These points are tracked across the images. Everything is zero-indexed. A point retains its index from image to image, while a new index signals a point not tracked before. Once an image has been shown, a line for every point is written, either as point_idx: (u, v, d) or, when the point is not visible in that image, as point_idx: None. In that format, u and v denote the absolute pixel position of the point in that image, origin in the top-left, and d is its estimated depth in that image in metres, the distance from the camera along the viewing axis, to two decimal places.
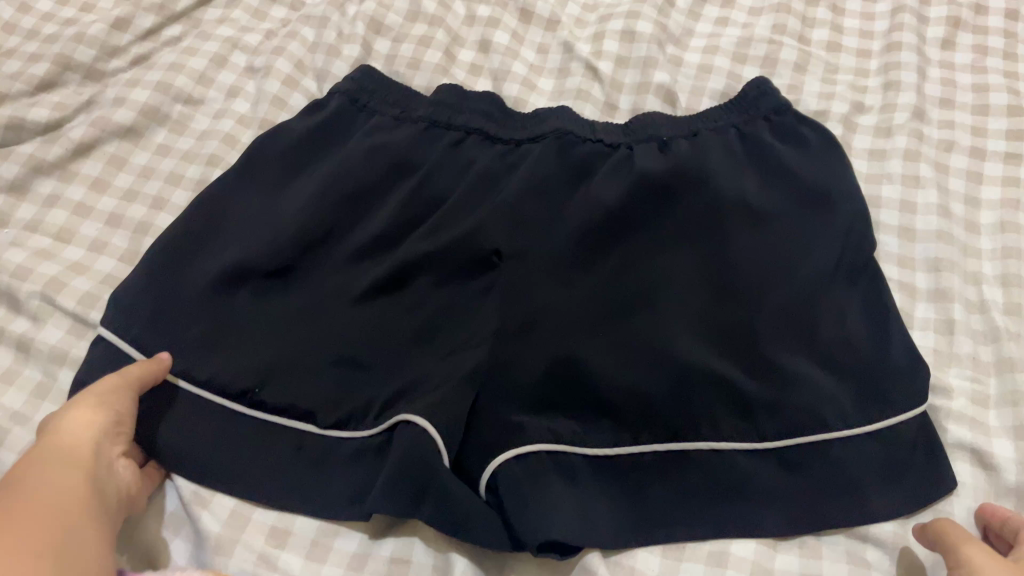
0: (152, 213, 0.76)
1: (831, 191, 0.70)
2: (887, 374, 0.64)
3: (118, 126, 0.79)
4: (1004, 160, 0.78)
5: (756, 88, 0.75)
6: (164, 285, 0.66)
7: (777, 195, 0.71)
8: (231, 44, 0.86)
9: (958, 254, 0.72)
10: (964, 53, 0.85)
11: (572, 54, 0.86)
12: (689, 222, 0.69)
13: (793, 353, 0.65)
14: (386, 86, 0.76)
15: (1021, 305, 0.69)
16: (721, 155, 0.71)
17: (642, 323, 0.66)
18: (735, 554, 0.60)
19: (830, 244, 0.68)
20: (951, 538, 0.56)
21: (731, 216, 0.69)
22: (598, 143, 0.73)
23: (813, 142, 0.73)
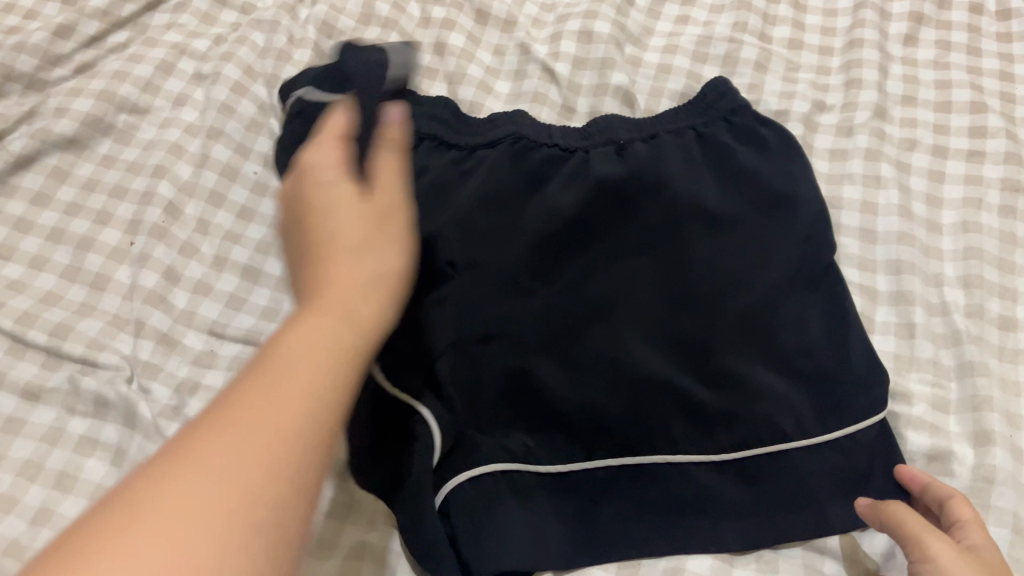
0: (95, 228, 0.74)
1: (791, 193, 0.69)
2: (844, 382, 0.63)
3: (59, 138, 0.77)
4: (967, 158, 0.76)
5: (713, 88, 0.72)
6: None
7: (738, 198, 0.69)
8: (179, 50, 0.84)
9: (920, 256, 0.71)
10: (927, 49, 0.84)
11: (529, 56, 0.84)
12: (650, 230, 0.67)
13: (752, 363, 0.63)
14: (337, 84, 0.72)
15: (981, 308, 0.68)
16: (679, 161, 0.69)
17: (602, 337, 0.64)
18: (692, 569, 0.60)
19: (791, 250, 0.67)
20: (905, 525, 0.53)
21: (692, 225, 0.67)
22: (554, 148, 0.71)
23: (772, 142, 0.71)
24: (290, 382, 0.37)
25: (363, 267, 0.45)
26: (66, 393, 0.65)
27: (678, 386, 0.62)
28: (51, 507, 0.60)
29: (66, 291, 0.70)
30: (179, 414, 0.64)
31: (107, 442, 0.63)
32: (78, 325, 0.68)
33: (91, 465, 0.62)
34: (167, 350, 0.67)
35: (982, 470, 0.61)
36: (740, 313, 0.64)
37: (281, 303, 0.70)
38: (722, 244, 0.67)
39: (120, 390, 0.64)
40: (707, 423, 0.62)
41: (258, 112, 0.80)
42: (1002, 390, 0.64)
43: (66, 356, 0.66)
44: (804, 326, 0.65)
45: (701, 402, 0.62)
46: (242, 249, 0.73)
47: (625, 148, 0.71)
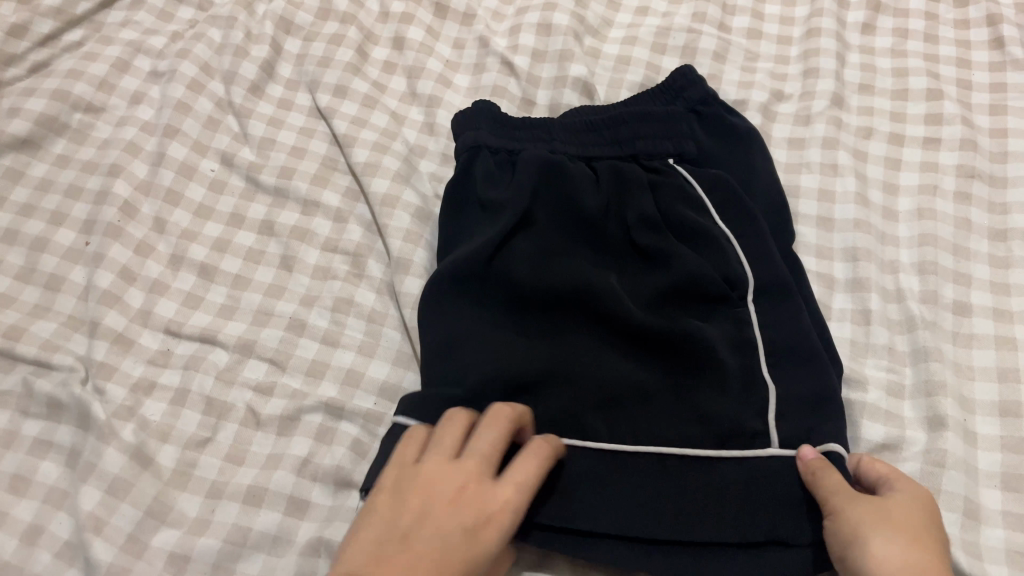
0: (50, 229, 0.73)
1: (750, 184, 0.68)
2: (807, 364, 0.58)
3: (12, 138, 0.76)
4: (923, 145, 0.77)
5: (682, 77, 0.71)
6: (528, 238, 0.64)
7: (699, 174, 0.66)
8: (135, 48, 0.83)
9: (876, 243, 0.71)
10: (884, 37, 0.84)
11: (488, 49, 0.84)
12: (608, 215, 0.65)
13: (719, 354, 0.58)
14: (486, 119, 0.68)
15: (936, 293, 0.68)
16: (644, 142, 0.66)
17: (558, 334, 0.61)
18: None
19: (755, 227, 0.64)
20: (823, 486, 0.51)
21: (650, 208, 0.64)
22: (566, 171, 0.65)
23: (738, 131, 0.71)
24: None
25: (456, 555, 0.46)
26: (19, 395, 0.64)
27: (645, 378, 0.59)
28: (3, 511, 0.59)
29: (20, 293, 0.70)
30: (134, 414, 0.63)
31: (61, 443, 0.63)
32: (31, 326, 0.67)
33: (46, 468, 0.62)
34: (122, 351, 0.66)
35: (935, 454, 0.61)
36: (716, 315, 0.61)
37: (238, 300, 0.70)
38: (690, 237, 0.64)
39: (73, 391, 0.63)
40: (675, 412, 0.58)
41: (215, 107, 0.80)
42: (956, 375, 0.65)
43: (20, 359, 0.66)
44: (782, 308, 0.61)
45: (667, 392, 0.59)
46: (199, 247, 0.72)
47: (592, 154, 0.67)
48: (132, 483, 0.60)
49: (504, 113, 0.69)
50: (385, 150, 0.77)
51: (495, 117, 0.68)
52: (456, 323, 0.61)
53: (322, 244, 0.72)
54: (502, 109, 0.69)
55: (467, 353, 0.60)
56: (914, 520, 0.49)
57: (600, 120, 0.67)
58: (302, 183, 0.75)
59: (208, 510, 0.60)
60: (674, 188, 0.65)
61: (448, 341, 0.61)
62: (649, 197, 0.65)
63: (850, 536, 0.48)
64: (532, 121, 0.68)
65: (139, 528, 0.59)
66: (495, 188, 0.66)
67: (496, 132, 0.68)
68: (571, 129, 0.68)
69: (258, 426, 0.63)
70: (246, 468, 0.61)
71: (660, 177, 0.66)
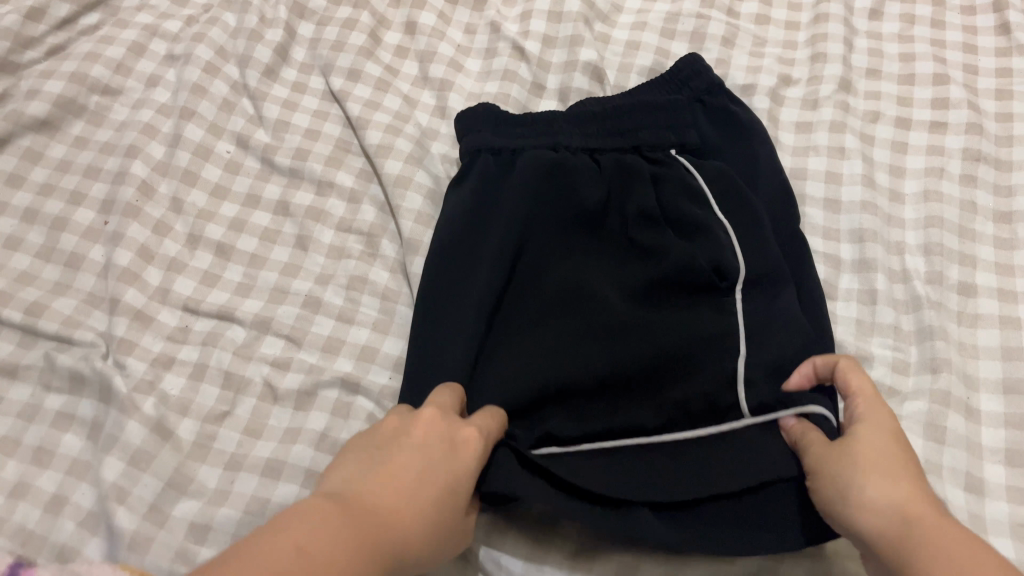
0: (69, 208, 0.74)
1: (755, 176, 0.69)
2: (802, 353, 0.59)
3: (31, 120, 0.78)
4: (929, 129, 0.78)
5: (690, 64, 0.72)
6: (532, 240, 0.65)
7: (700, 163, 0.67)
8: (150, 32, 0.84)
9: (882, 225, 0.72)
10: (891, 23, 0.85)
11: (499, 34, 0.85)
12: (609, 210, 0.66)
13: (711, 346, 0.59)
14: (492, 119, 0.69)
15: (941, 274, 0.69)
16: (647, 132, 0.68)
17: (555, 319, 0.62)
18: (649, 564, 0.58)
19: (758, 220, 0.64)
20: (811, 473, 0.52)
21: (652, 203, 0.65)
22: (570, 167, 0.66)
23: (744, 122, 0.71)
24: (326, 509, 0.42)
25: (437, 464, 0.48)
26: (41, 370, 0.65)
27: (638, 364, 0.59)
28: (27, 481, 0.61)
29: (41, 271, 0.71)
30: (154, 388, 0.64)
31: (83, 417, 0.64)
32: (52, 303, 0.69)
33: (68, 440, 0.63)
34: (141, 327, 0.67)
35: (940, 430, 0.62)
36: (706, 305, 0.62)
37: (255, 279, 0.71)
38: (689, 230, 0.64)
39: (94, 365, 0.65)
40: (668, 399, 0.58)
41: (230, 90, 0.81)
42: (960, 353, 0.66)
43: (42, 334, 0.67)
44: (777, 293, 0.62)
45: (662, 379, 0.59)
46: (216, 226, 0.74)
47: (593, 149, 0.68)
48: (153, 455, 0.61)
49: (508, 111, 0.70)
50: (397, 132, 0.78)
51: (502, 116, 0.70)
52: (456, 328, 0.61)
53: (337, 224, 0.73)
54: (502, 112, 0.70)
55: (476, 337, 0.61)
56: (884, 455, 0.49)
57: (599, 120, 0.69)
58: (317, 164, 0.76)
59: (227, 482, 0.61)
60: (676, 180, 0.66)
61: (449, 343, 0.61)
62: (652, 190, 0.66)
63: (834, 496, 0.49)
64: (532, 122, 0.69)
65: (160, 498, 0.60)
66: (498, 193, 0.67)
67: (499, 133, 0.69)
68: (570, 129, 0.68)
69: (275, 401, 0.64)
70: (264, 442, 0.63)
71: (661, 170, 0.67)
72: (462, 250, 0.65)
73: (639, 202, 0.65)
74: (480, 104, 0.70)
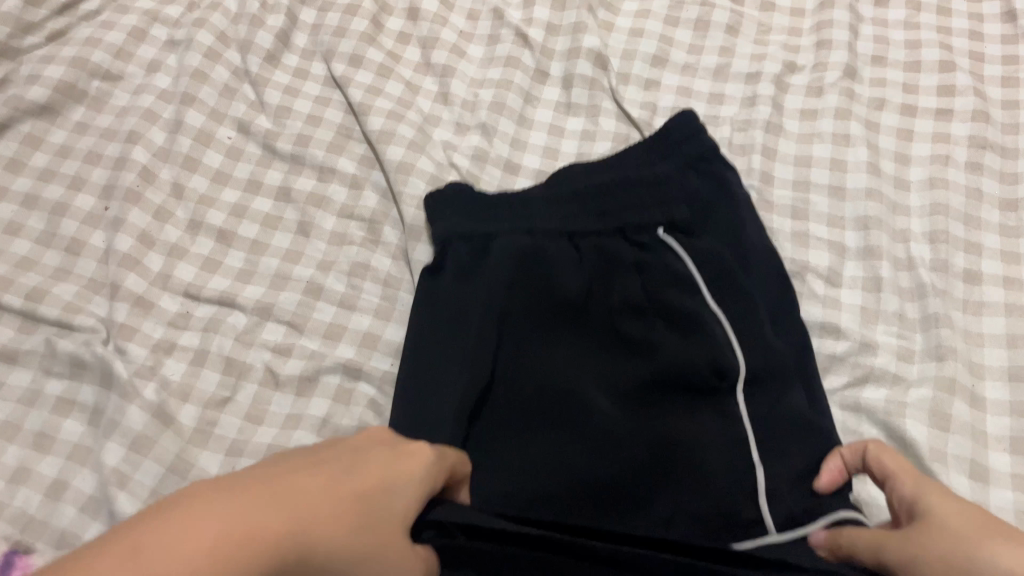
0: (69, 194, 0.74)
1: (749, 248, 0.63)
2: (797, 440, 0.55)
3: (32, 105, 0.77)
4: (935, 117, 0.77)
5: (682, 124, 0.67)
6: (511, 337, 0.62)
7: (690, 245, 0.62)
8: (151, 17, 0.84)
9: (887, 213, 0.71)
10: (897, 9, 0.84)
11: (502, 21, 0.84)
12: (592, 296, 0.62)
13: (707, 452, 0.55)
14: (464, 202, 0.67)
15: (947, 262, 0.69)
16: (634, 210, 0.63)
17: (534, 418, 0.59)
18: None
19: (748, 306, 0.59)
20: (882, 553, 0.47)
21: (637, 295, 0.61)
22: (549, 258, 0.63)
23: (733, 189, 0.65)
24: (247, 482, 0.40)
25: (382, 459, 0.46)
26: (42, 355, 0.65)
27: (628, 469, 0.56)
28: (28, 466, 0.60)
29: (42, 256, 0.71)
30: (155, 373, 0.64)
31: (84, 402, 0.64)
32: (53, 288, 0.68)
33: (69, 425, 0.63)
34: (142, 312, 0.67)
35: (944, 418, 0.62)
36: (704, 410, 0.57)
37: (256, 265, 0.71)
38: (680, 323, 0.60)
39: (96, 351, 0.64)
40: (667, 510, 0.54)
41: (231, 76, 0.80)
42: (965, 341, 0.65)
43: (42, 319, 0.67)
44: (771, 388, 0.57)
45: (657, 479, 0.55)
46: (217, 212, 0.73)
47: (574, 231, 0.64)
48: (154, 440, 0.61)
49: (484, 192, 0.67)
50: (400, 118, 0.77)
51: (474, 197, 0.67)
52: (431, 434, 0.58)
53: (338, 211, 0.73)
54: (477, 194, 0.67)
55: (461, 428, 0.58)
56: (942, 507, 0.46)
57: (579, 198, 0.64)
58: (319, 151, 0.76)
59: (228, 468, 0.60)
60: (663, 269, 0.62)
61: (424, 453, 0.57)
62: (636, 278, 0.62)
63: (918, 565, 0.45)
64: (507, 203, 0.65)
65: (162, 484, 0.59)
66: (474, 282, 0.63)
67: (468, 219, 0.66)
68: (549, 209, 0.64)
69: (277, 387, 0.64)
70: (266, 428, 0.62)
71: (646, 257, 0.62)
72: (439, 346, 0.62)
73: (626, 295, 0.61)
74: (454, 185, 0.68)
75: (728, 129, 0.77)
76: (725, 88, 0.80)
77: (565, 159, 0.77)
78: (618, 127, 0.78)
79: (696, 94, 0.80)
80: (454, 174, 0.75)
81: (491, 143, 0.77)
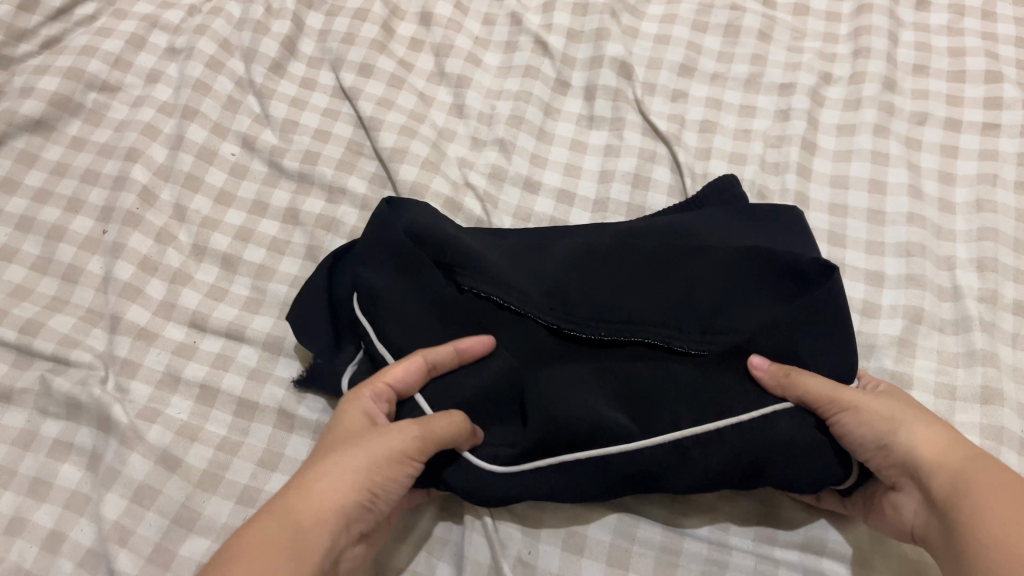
0: (67, 217, 0.71)
1: (810, 279, 0.53)
2: (789, 454, 0.49)
3: (26, 120, 0.73)
4: (981, 131, 0.72)
5: (790, 220, 0.61)
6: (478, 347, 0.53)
7: (711, 277, 0.54)
8: (150, 22, 0.80)
9: (931, 238, 0.67)
10: (940, 14, 0.79)
11: (520, 27, 0.80)
12: (564, 299, 0.54)
13: (679, 411, 0.50)
14: (435, 220, 0.58)
15: (995, 293, 0.65)
16: (725, 231, 0.59)
17: (483, 255, 0.55)
18: (685, 566, 0.54)
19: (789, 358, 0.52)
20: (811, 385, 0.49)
21: (622, 304, 0.54)
22: (534, 283, 0.55)
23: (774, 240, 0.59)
24: (246, 537, 0.43)
25: (351, 437, 0.48)
26: (38, 394, 0.62)
27: (623, 314, 0.54)
28: (24, 516, 0.57)
29: (38, 284, 0.67)
30: (159, 415, 0.61)
31: (82, 445, 0.61)
32: (49, 320, 0.65)
33: (67, 471, 0.60)
34: (144, 345, 0.64)
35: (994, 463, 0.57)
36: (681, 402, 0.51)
37: (263, 293, 0.67)
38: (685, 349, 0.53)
39: (94, 392, 0.61)
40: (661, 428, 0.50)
41: (235, 87, 0.76)
42: (1014, 381, 0.61)
43: (38, 354, 0.63)
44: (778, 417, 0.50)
45: (651, 334, 0.53)
46: (221, 236, 0.70)
47: (563, 268, 0.55)
48: (158, 490, 0.58)
49: (442, 217, 0.59)
50: (413, 134, 0.73)
51: (438, 215, 0.60)
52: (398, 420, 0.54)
53: (349, 233, 0.69)
54: (440, 218, 0.59)
55: (382, 306, 0.55)
56: (910, 407, 0.49)
57: (572, 240, 0.59)
58: (328, 168, 0.72)
59: (238, 519, 0.57)
60: (675, 296, 0.54)
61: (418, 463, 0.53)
62: (642, 306, 0.54)
63: (879, 424, 0.48)
64: (488, 243, 0.59)
65: (166, 537, 0.56)
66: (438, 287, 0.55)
67: (433, 222, 0.58)
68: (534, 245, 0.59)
69: (291, 429, 0.61)
70: (279, 475, 0.59)
71: (648, 282, 0.54)
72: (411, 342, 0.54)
73: (628, 314, 0.54)
74: (410, 206, 0.60)
75: (761, 145, 0.73)
76: (757, 100, 0.76)
77: (587, 176, 0.73)
78: (643, 142, 0.74)
79: (726, 106, 0.76)
80: (470, 195, 0.71)
81: (509, 160, 0.73)
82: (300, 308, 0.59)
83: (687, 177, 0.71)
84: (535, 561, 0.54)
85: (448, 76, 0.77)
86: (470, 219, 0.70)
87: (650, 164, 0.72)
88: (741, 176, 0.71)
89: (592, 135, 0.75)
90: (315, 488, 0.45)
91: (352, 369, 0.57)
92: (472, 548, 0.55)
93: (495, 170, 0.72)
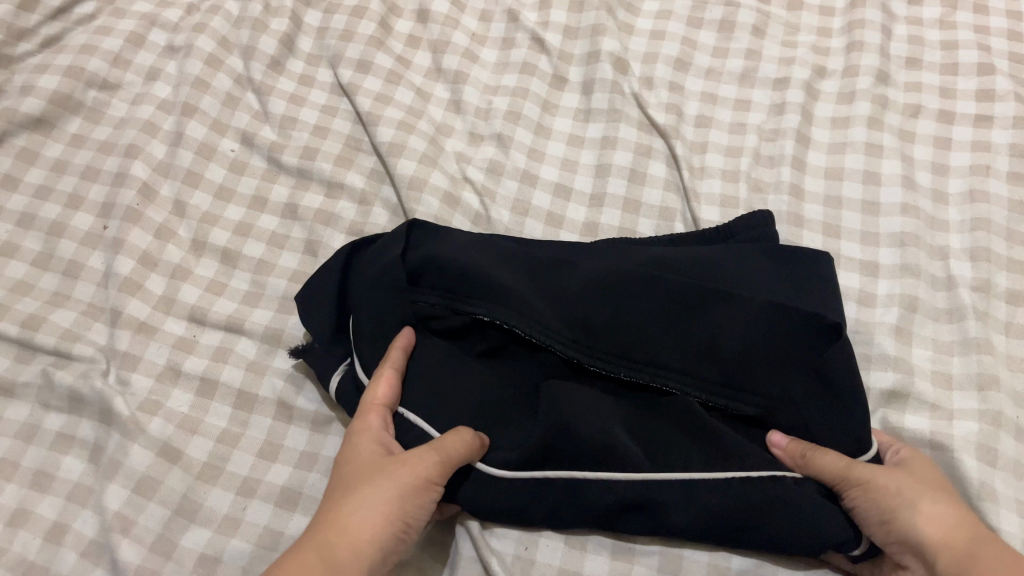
0: (67, 213, 0.71)
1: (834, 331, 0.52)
2: (789, 504, 0.49)
3: (26, 117, 0.74)
4: (974, 123, 0.73)
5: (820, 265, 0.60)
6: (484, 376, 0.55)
7: (734, 324, 0.54)
8: (149, 21, 0.80)
9: (925, 228, 0.68)
10: (933, 7, 0.80)
11: (517, 23, 0.81)
12: (584, 332, 0.55)
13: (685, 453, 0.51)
14: (457, 247, 0.59)
15: (989, 282, 0.65)
16: (753, 275, 0.58)
17: (508, 285, 0.56)
18: (691, 558, 0.53)
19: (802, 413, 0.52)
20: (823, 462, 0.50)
21: (644, 344, 0.54)
22: (554, 313, 0.55)
23: (799, 284, 0.59)
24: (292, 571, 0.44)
25: (372, 465, 0.49)
26: (40, 387, 0.62)
27: (644, 355, 0.54)
28: (27, 508, 0.58)
29: (39, 280, 0.68)
30: (160, 407, 0.61)
31: (84, 438, 0.61)
32: (50, 315, 0.66)
33: (69, 463, 0.60)
34: (145, 339, 0.64)
35: (990, 449, 0.57)
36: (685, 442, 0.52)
37: (263, 287, 0.68)
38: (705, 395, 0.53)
39: (95, 385, 0.61)
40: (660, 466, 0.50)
41: (234, 84, 0.77)
42: (1008, 368, 0.62)
43: (40, 348, 0.64)
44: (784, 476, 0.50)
45: (671, 381, 0.54)
46: (220, 231, 0.70)
47: (588, 298, 0.55)
48: (159, 481, 0.58)
49: (466, 239, 0.60)
50: (411, 129, 0.73)
51: (458, 239, 0.61)
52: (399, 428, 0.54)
53: (348, 228, 0.70)
54: (457, 240, 0.60)
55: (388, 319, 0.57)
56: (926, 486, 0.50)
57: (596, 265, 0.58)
58: (326, 164, 0.72)
59: (239, 508, 0.57)
60: (697, 343, 0.54)
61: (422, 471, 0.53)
62: (664, 351, 0.54)
63: (890, 498, 0.48)
64: (507, 260, 0.59)
65: (168, 528, 0.57)
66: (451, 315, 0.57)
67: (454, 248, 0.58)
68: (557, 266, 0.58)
69: (291, 421, 0.61)
70: (280, 465, 0.59)
71: (670, 324, 0.54)
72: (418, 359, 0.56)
73: (648, 359, 0.54)
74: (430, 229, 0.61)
75: (755, 138, 0.73)
76: (752, 93, 0.76)
77: (584, 170, 0.74)
78: (640, 136, 0.74)
79: (721, 101, 0.76)
80: (468, 190, 0.72)
81: (507, 154, 0.74)
82: (306, 295, 0.59)
83: (683, 171, 0.71)
84: (536, 551, 0.54)
85: (446, 73, 0.78)
86: (469, 212, 0.70)
87: (646, 159, 0.73)
88: (737, 169, 0.72)
89: (589, 129, 0.75)
90: (351, 521, 0.46)
91: (340, 375, 0.57)
92: (464, 546, 0.55)
93: (493, 165, 0.73)
